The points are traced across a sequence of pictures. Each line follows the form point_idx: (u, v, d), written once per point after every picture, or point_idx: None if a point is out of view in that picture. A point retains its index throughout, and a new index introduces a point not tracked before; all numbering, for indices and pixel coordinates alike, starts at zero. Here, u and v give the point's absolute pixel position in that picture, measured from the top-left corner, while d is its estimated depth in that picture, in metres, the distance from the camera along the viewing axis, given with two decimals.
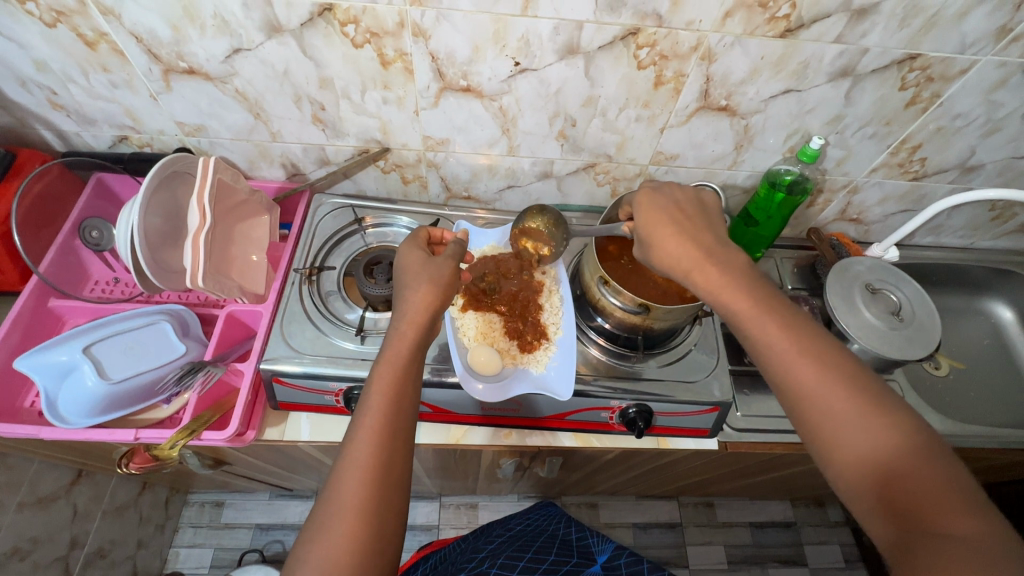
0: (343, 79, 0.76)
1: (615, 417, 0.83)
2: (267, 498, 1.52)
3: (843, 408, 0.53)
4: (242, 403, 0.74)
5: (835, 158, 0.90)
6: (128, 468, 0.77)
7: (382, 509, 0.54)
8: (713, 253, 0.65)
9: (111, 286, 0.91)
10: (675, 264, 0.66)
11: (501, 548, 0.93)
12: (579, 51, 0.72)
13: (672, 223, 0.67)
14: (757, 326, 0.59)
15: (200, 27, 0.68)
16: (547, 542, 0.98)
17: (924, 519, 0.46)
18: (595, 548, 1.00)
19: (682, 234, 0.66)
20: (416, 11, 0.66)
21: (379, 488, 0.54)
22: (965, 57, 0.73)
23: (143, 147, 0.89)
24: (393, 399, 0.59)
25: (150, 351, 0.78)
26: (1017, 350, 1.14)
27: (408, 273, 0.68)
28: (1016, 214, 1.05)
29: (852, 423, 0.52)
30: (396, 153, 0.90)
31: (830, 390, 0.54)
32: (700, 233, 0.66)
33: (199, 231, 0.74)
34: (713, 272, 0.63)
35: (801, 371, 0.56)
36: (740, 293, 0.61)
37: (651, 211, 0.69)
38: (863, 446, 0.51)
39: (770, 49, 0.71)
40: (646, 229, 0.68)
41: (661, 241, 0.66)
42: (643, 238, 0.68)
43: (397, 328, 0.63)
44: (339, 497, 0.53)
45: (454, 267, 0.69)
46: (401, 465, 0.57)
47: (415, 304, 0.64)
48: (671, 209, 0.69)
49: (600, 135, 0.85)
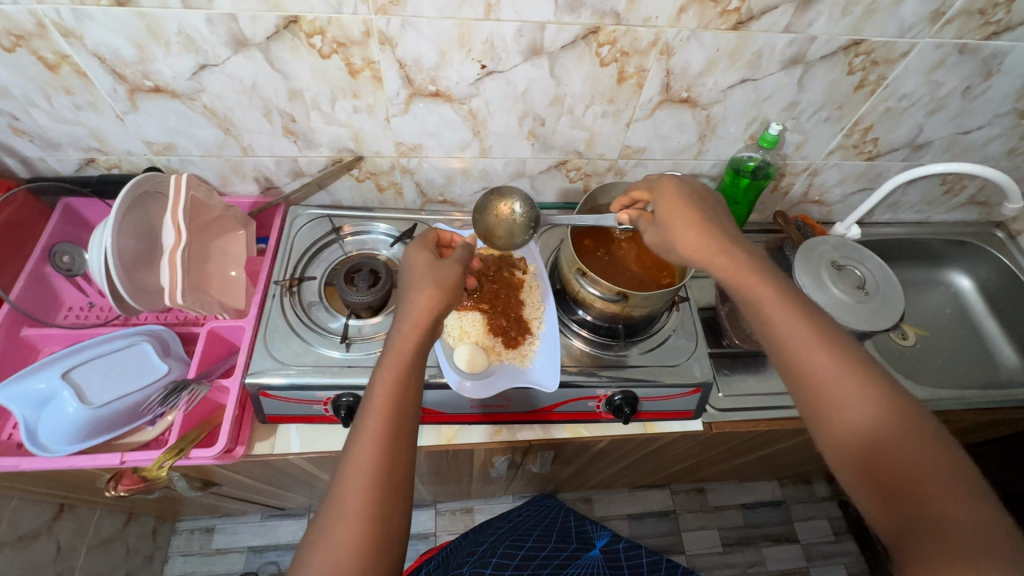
0: (312, 90, 0.77)
1: (602, 406, 0.84)
2: (258, 520, 1.49)
3: (845, 389, 0.53)
4: (229, 419, 0.74)
5: (794, 143, 0.94)
6: (116, 492, 0.73)
7: (379, 520, 0.53)
8: (732, 243, 0.65)
9: (86, 311, 0.89)
10: (695, 256, 0.65)
11: (502, 537, 0.95)
12: (542, 52, 0.74)
13: (692, 211, 0.67)
14: (766, 306, 0.60)
15: (164, 45, 0.68)
16: (545, 529, 1.01)
17: (918, 502, 0.46)
18: (594, 534, 1.02)
19: (703, 223, 0.66)
20: (381, 20, 0.68)
21: (376, 501, 0.54)
22: (905, 40, 0.77)
23: (111, 169, 0.88)
24: (395, 406, 0.59)
25: (131, 373, 0.76)
26: (976, 316, 1.21)
27: (414, 274, 0.68)
28: (966, 187, 1.10)
29: (851, 406, 0.52)
30: (369, 161, 0.90)
31: (834, 370, 0.54)
32: (717, 221, 0.67)
33: (175, 248, 0.74)
34: (724, 256, 0.63)
35: (808, 351, 0.56)
36: (756, 282, 0.61)
37: (671, 202, 0.68)
38: (861, 428, 0.51)
39: (724, 41, 0.74)
40: (667, 217, 0.68)
41: (682, 227, 0.66)
42: (662, 228, 0.68)
43: (400, 328, 0.64)
44: (339, 504, 0.53)
45: (461, 270, 0.69)
46: (399, 476, 0.56)
47: (419, 305, 0.65)
48: (691, 197, 0.68)
49: (568, 132, 0.88)
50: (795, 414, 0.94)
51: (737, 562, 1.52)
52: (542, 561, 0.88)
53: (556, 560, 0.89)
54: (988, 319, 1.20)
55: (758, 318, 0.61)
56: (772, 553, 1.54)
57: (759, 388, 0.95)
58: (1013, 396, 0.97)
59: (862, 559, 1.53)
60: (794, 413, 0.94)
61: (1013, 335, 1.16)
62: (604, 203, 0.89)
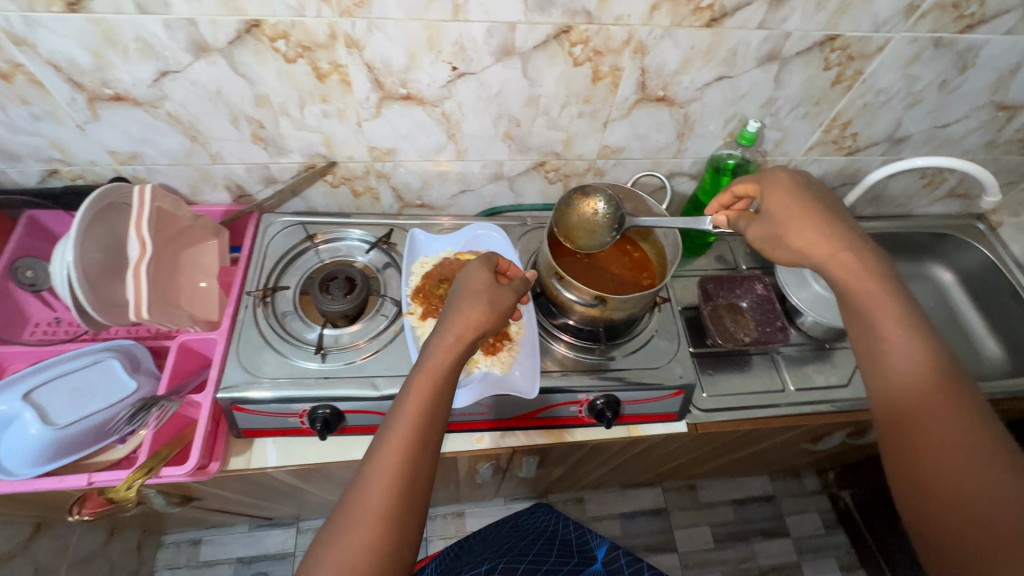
0: (279, 95, 0.75)
1: (584, 410, 0.84)
2: (246, 531, 1.47)
3: (922, 388, 0.51)
4: (201, 435, 0.72)
5: (773, 139, 0.93)
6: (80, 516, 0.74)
7: (394, 535, 0.52)
8: (853, 244, 0.59)
9: (54, 327, 0.87)
10: (807, 251, 0.61)
11: (502, 551, 0.94)
12: (514, 52, 0.73)
13: (808, 208, 0.62)
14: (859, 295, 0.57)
15: (122, 52, 0.66)
16: (547, 544, 0.98)
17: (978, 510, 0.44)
18: (594, 546, 0.99)
19: (817, 222, 0.61)
20: (346, 22, 0.66)
21: (393, 517, 0.53)
22: (880, 35, 0.77)
23: (75, 179, 0.85)
24: (426, 420, 0.57)
25: (97, 391, 0.74)
26: (959, 308, 1.21)
27: (469, 290, 0.67)
28: (946, 180, 1.10)
29: (917, 410, 0.50)
30: (343, 166, 0.89)
31: (912, 366, 0.52)
32: (838, 219, 0.61)
33: (140, 261, 0.72)
34: (840, 252, 0.59)
35: (888, 344, 0.54)
36: (871, 282, 0.57)
37: (781, 198, 0.64)
38: (931, 429, 0.49)
39: (698, 38, 0.73)
40: (776, 214, 0.64)
41: (797, 223, 0.62)
42: (771, 225, 0.65)
43: (441, 338, 0.62)
44: (360, 506, 0.53)
45: (514, 303, 0.68)
46: (419, 492, 0.55)
47: (467, 318, 0.63)
48: (807, 195, 0.64)
49: (545, 133, 0.86)
50: (779, 413, 0.93)
51: (729, 558, 1.52)
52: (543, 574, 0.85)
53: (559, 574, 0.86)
54: (970, 311, 1.20)
55: (852, 307, 0.58)
56: (764, 548, 1.54)
57: (743, 387, 0.94)
58: (995, 389, 0.98)
59: (853, 551, 1.54)
60: (778, 412, 0.93)
61: (995, 327, 1.16)
62: None
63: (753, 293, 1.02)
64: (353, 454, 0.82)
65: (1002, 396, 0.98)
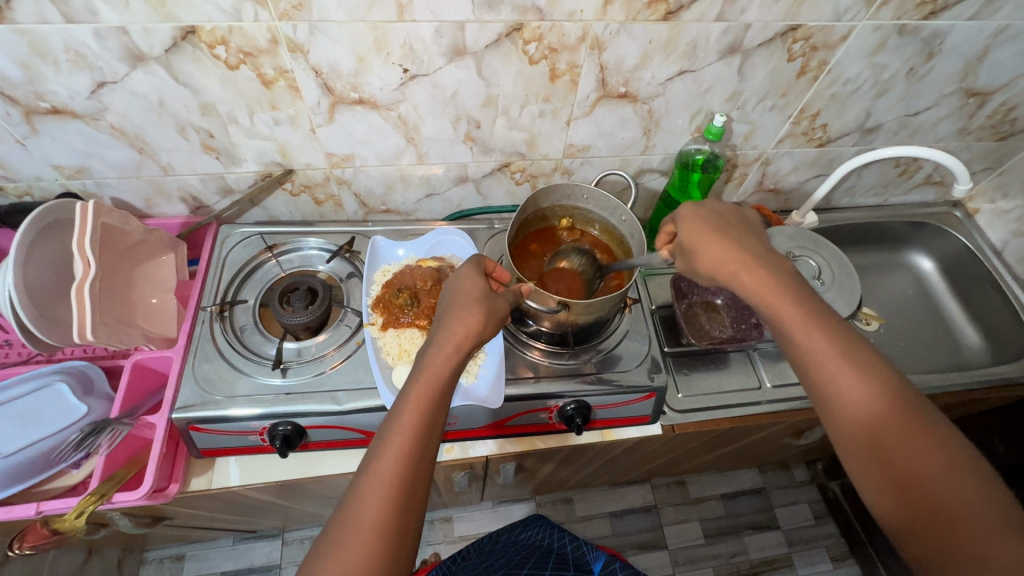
0: (225, 103, 0.72)
1: (554, 417, 0.82)
2: (230, 544, 1.45)
3: (880, 413, 0.50)
4: (156, 458, 0.70)
5: (742, 133, 0.91)
6: (18, 551, 0.67)
7: (392, 551, 0.50)
8: (759, 261, 0.60)
9: (6, 349, 0.83)
10: (719, 272, 0.61)
11: (503, 564, 0.92)
12: (466, 52, 0.70)
13: (719, 235, 0.62)
14: (791, 318, 0.57)
15: (53, 63, 0.63)
16: (542, 557, 0.94)
17: (954, 542, 0.44)
18: (590, 560, 0.93)
19: (727, 244, 0.61)
20: (287, 26, 0.63)
21: (391, 529, 0.50)
22: (843, 24, 0.75)
23: (22, 196, 0.82)
24: (422, 427, 0.55)
25: (44, 417, 0.71)
26: (939, 297, 1.20)
27: (464, 297, 0.64)
28: (921, 168, 1.08)
29: (874, 421, 0.50)
30: (301, 174, 0.86)
31: (865, 394, 0.51)
32: (745, 241, 0.62)
33: (84, 280, 0.69)
34: (762, 279, 0.59)
35: (837, 371, 0.53)
36: (788, 303, 0.57)
37: (694, 224, 0.63)
38: (903, 451, 0.49)
39: (656, 33, 0.71)
40: (690, 239, 0.63)
41: (705, 246, 0.61)
42: (685, 247, 0.64)
43: (439, 345, 0.60)
44: (355, 518, 0.50)
45: (507, 309, 0.66)
46: (418, 501, 0.53)
47: (462, 325, 0.61)
48: (717, 220, 0.64)
49: (507, 134, 0.84)
50: (756, 411, 0.92)
51: (720, 553, 1.51)
52: None
53: None
54: (949, 299, 1.19)
55: (781, 332, 0.58)
56: (755, 542, 1.53)
57: (718, 386, 0.93)
58: (971, 377, 0.97)
59: (844, 542, 1.54)
60: (755, 409, 0.92)
61: (973, 314, 1.15)
62: (546, 206, 0.83)
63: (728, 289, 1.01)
64: (320, 469, 0.81)
65: (979, 385, 0.97)
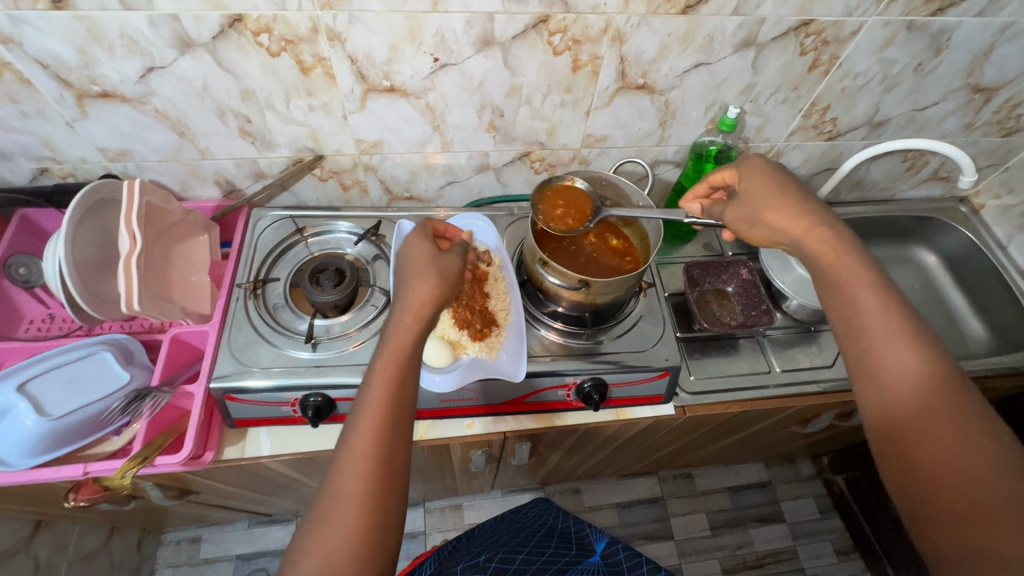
0: (265, 89, 0.76)
1: (572, 394, 0.85)
2: (246, 527, 1.49)
3: (922, 401, 0.51)
4: (194, 425, 0.73)
5: (754, 126, 0.95)
6: (73, 501, 0.73)
7: (378, 525, 0.52)
8: (830, 225, 0.61)
9: (48, 323, 0.87)
10: (784, 229, 0.63)
11: (501, 543, 0.94)
12: (494, 43, 0.74)
13: (783, 192, 0.64)
14: (857, 295, 0.57)
15: (108, 48, 0.67)
16: (546, 536, 0.97)
17: (977, 536, 0.43)
18: (593, 539, 0.97)
19: (791, 203, 0.63)
20: (327, 15, 0.67)
21: (373, 501, 0.53)
22: (853, 19, 0.78)
23: (66, 177, 0.86)
24: (393, 400, 0.57)
25: (90, 384, 0.74)
26: (945, 290, 1.23)
27: (417, 265, 0.67)
28: (928, 162, 1.11)
29: (915, 409, 0.51)
30: (330, 160, 0.90)
31: (909, 381, 0.52)
32: (810, 199, 0.63)
33: (131, 254, 0.73)
34: (840, 253, 0.59)
35: (886, 354, 0.54)
36: (855, 268, 0.58)
37: (754, 182, 0.66)
38: (935, 442, 0.49)
39: (675, 26, 0.75)
40: (750, 193, 0.66)
41: (769, 204, 0.64)
42: (747, 205, 0.66)
43: (399, 316, 0.62)
44: (337, 494, 0.53)
45: (461, 264, 0.69)
46: (396, 474, 0.55)
47: (419, 295, 0.64)
48: (779, 179, 0.65)
49: (529, 123, 0.88)
50: (766, 394, 0.95)
51: (726, 545, 1.54)
52: (542, 564, 0.83)
53: (556, 563, 0.84)
54: (955, 293, 1.22)
55: (840, 304, 0.58)
56: (761, 534, 1.56)
57: (730, 370, 0.96)
58: (977, 366, 0.99)
59: (849, 535, 1.56)
60: (765, 393, 0.95)
61: (979, 307, 1.18)
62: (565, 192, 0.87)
63: (739, 277, 1.05)
64: None
65: (984, 373, 1.00)
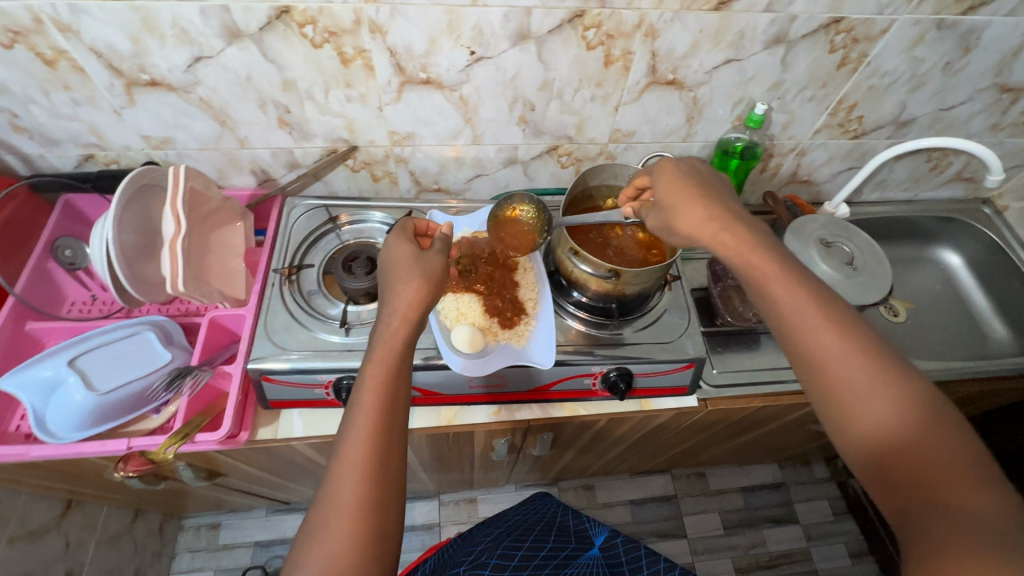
0: (306, 79, 0.78)
1: (598, 383, 0.86)
2: (264, 515, 1.51)
3: (870, 386, 0.52)
4: (233, 403, 0.76)
5: (780, 123, 0.96)
6: (125, 472, 0.74)
7: (377, 502, 0.54)
8: (736, 229, 0.63)
9: (90, 305, 0.90)
10: (693, 233, 0.64)
11: (499, 538, 0.93)
12: (529, 37, 0.76)
13: (697, 197, 0.65)
14: (790, 289, 0.59)
15: (160, 38, 0.70)
16: (544, 530, 0.98)
17: (940, 502, 0.45)
18: (591, 531, 0.99)
19: (702, 210, 0.64)
20: (371, 8, 0.69)
21: (371, 476, 0.54)
22: (884, 17, 0.79)
23: (109, 164, 0.89)
24: (386, 397, 0.58)
25: (134, 362, 0.77)
26: (967, 292, 1.23)
27: (400, 269, 0.67)
28: (952, 162, 1.12)
29: (863, 393, 0.52)
30: (364, 151, 0.92)
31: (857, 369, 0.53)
32: (720, 203, 0.65)
33: (175, 237, 0.76)
34: (745, 249, 0.62)
35: (831, 342, 0.55)
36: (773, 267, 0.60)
37: (667, 186, 0.67)
38: (888, 422, 0.50)
39: (707, 22, 0.76)
40: (663, 199, 0.67)
41: (681, 209, 0.65)
42: (662, 210, 0.67)
43: (389, 322, 0.63)
44: (337, 478, 0.54)
45: (444, 262, 0.68)
46: (395, 458, 0.57)
47: (406, 298, 0.64)
48: (689, 181, 0.67)
49: (559, 117, 0.90)
50: (789, 390, 0.95)
51: (739, 544, 1.54)
52: (542, 561, 0.83)
53: (556, 560, 0.84)
54: (976, 294, 1.22)
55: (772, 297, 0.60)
56: (773, 535, 1.56)
57: (752, 364, 0.97)
58: (1000, 365, 0.99)
59: (863, 538, 1.55)
60: (788, 389, 0.95)
61: (1001, 308, 1.18)
62: (594, 184, 0.88)
63: None
64: None
65: (1007, 373, 1.00)
